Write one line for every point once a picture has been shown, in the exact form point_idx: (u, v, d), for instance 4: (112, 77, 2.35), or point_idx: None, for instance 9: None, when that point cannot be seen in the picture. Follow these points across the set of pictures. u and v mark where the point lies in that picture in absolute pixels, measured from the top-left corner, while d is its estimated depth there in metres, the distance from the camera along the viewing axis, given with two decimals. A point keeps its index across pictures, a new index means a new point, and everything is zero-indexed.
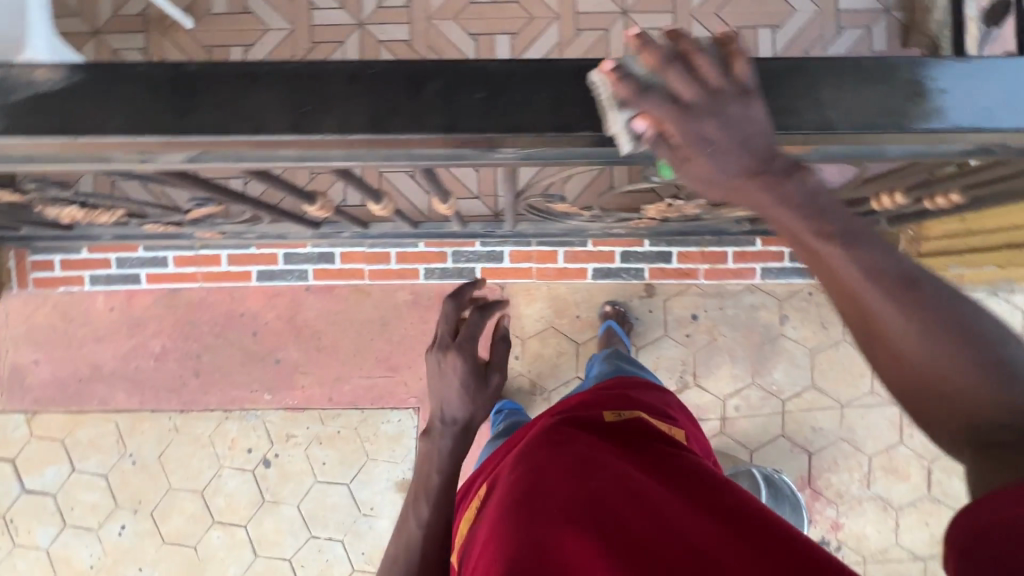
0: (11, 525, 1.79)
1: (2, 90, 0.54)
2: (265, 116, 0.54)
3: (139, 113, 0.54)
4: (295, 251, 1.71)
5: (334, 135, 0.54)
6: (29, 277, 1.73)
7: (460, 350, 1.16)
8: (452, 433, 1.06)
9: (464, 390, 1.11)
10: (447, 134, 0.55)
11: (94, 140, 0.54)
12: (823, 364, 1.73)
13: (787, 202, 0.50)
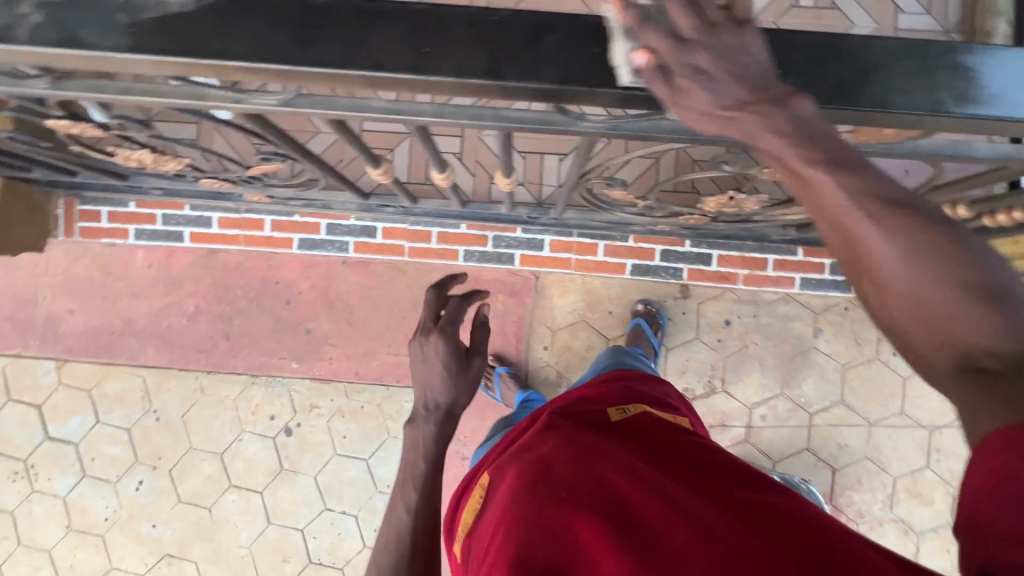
0: (31, 470, 1.80)
1: (134, 9, 0.55)
2: (386, 55, 0.55)
3: (263, 41, 0.55)
4: (338, 222, 1.72)
5: (451, 78, 0.55)
6: (75, 226, 1.75)
7: (442, 332, 0.96)
8: (434, 420, 0.92)
9: (446, 375, 0.94)
10: (560, 86, 0.55)
11: (216, 64, 0.55)
12: (854, 381, 1.71)
13: (777, 130, 0.49)
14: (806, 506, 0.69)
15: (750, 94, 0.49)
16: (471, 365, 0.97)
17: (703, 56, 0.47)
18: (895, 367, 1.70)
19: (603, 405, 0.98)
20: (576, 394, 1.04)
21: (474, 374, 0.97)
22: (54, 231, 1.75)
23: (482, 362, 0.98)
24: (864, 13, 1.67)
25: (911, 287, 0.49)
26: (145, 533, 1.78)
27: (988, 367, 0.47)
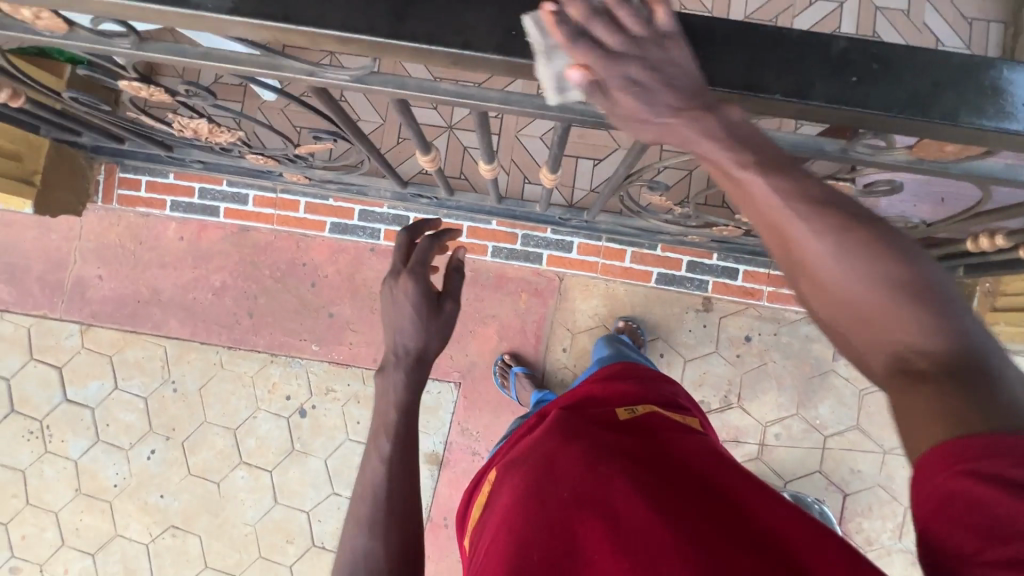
0: (46, 431, 1.81)
1: None
2: (474, 34, 0.57)
3: (356, 13, 0.57)
4: (372, 209, 1.75)
5: (534, 62, 0.57)
6: (114, 193, 1.78)
7: (413, 274, 0.91)
8: (404, 366, 0.88)
9: (416, 318, 0.89)
10: None
11: (309, 32, 0.57)
12: (871, 407, 1.70)
13: (711, 136, 0.53)
14: (774, 507, 0.68)
15: (681, 102, 0.53)
16: (442, 310, 0.92)
17: (634, 68, 0.52)
18: None
19: (611, 404, 0.97)
20: (585, 394, 1.02)
21: (445, 320, 0.92)
22: (92, 196, 1.79)
23: (454, 308, 0.93)
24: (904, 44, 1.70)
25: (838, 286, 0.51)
26: (152, 502, 1.79)
27: (920, 370, 0.47)
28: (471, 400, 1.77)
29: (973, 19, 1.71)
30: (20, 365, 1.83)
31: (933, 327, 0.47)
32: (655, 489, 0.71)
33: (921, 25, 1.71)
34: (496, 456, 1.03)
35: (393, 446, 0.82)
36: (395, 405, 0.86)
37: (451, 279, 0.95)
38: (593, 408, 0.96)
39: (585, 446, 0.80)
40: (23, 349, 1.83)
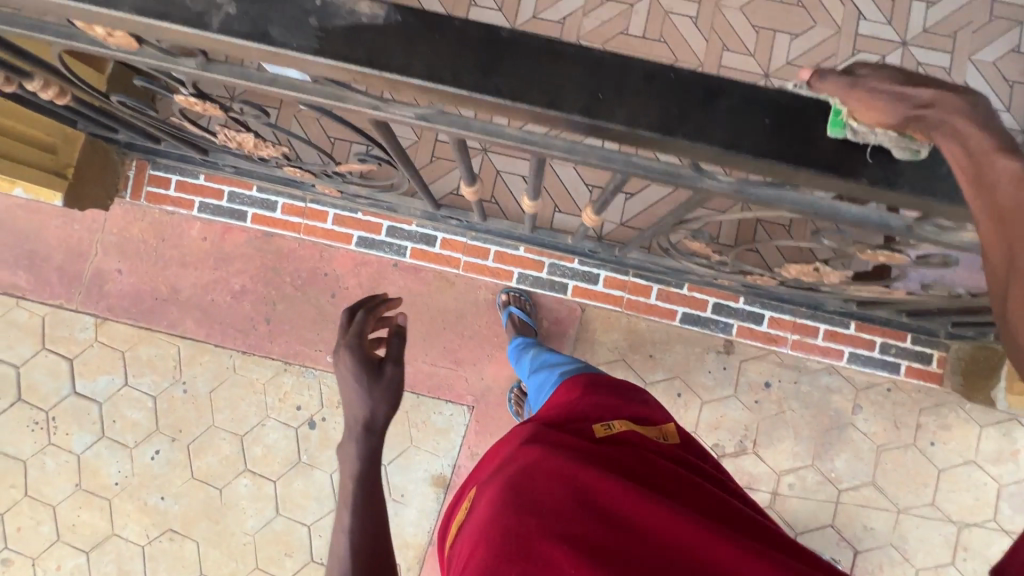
0: (52, 423, 1.79)
1: (325, 14, 0.57)
2: (562, 94, 0.56)
3: (443, 62, 0.56)
4: (400, 226, 1.73)
5: (622, 127, 0.56)
6: (143, 189, 1.78)
7: (350, 348, 0.97)
8: (357, 434, 0.90)
9: (357, 387, 0.93)
10: (728, 150, 0.56)
11: (395, 78, 0.56)
12: (888, 464, 1.68)
13: (979, 117, 0.50)
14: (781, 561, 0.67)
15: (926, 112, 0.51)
16: (384, 375, 0.95)
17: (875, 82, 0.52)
18: (932, 457, 1.67)
19: (588, 418, 0.97)
20: (565, 412, 1.01)
21: (387, 386, 0.95)
22: (121, 191, 1.78)
23: (396, 371, 0.97)
24: None
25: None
26: (152, 504, 1.76)
27: None
28: (483, 425, 1.74)
29: (1014, 82, 1.70)
30: (32, 353, 1.81)
31: None
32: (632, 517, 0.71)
33: (962, 83, 1.71)
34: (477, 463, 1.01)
35: (351, 514, 0.81)
36: (360, 450, 0.88)
37: (392, 345, 0.99)
38: (573, 424, 0.95)
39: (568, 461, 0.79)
40: (36, 337, 1.81)
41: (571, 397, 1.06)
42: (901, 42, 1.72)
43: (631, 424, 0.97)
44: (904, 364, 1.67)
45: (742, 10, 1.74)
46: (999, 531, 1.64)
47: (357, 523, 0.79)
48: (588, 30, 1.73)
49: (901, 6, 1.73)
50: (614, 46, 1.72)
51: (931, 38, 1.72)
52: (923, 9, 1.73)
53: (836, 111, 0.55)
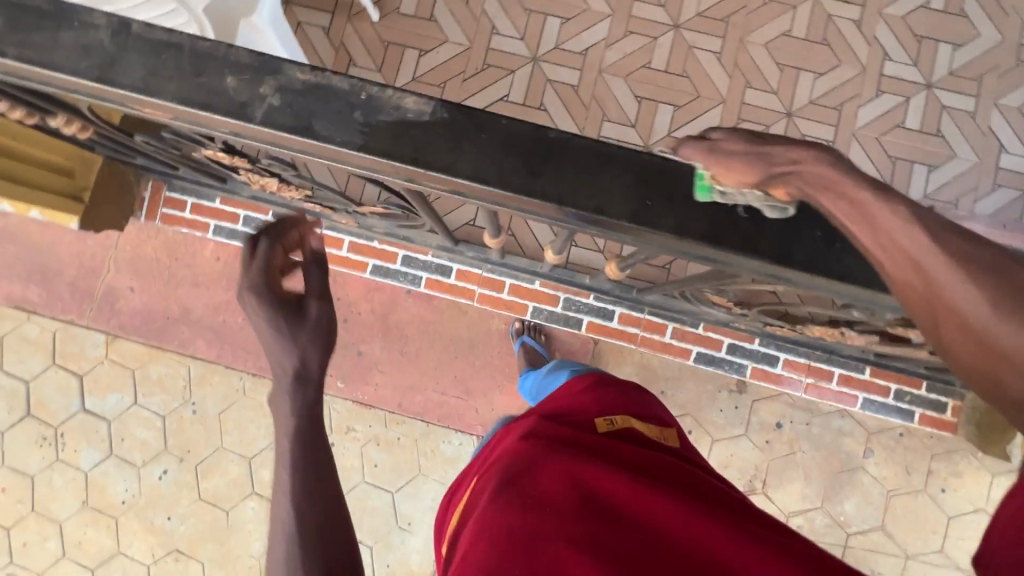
0: (60, 439, 1.79)
1: (372, 109, 0.56)
2: (610, 199, 0.55)
3: (491, 163, 0.55)
4: (415, 255, 1.72)
5: (670, 234, 0.55)
6: (158, 210, 1.77)
7: (257, 288, 0.75)
8: (288, 387, 0.76)
9: (277, 332, 0.76)
10: (778, 263, 0.55)
11: (441, 177, 0.55)
12: (897, 509, 1.67)
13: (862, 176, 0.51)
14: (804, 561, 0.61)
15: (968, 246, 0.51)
16: (306, 316, 0.77)
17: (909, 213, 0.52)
18: (942, 504, 1.67)
19: (586, 416, 0.92)
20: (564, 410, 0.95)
21: (314, 326, 0.78)
22: (136, 212, 1.76)
23: (322, 308, 0.79)
24: (968, 146, 1.68)
25: (974, 319, 0.49)
26: (159, 524, 1.76)
27: None
28: None
29: None
30: (42, 368, 1.81)
31: None
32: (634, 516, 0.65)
33: (986, 128, 1.69)
34: (475, 457, 0.97)
35: (293, 477, 0.70)
36: (300, 409, 0.75)
37: (310, 277, 0.78)
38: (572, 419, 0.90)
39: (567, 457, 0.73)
40: (46, 353, 1.81)
41: (574, 394, 0.98)
42: (926, 84, 1.71)
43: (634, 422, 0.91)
44: (919, 412, 1.66)
45: (766, 47, 1.72)
46: None
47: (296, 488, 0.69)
48: (610, 63, 1.71)
49: (928, 47, 1.71)
50: (636, 79, 1.71)
51: (957, 81, 1.71)
52: (950, 51, 1.71)
53: (701, 177, 0.54)
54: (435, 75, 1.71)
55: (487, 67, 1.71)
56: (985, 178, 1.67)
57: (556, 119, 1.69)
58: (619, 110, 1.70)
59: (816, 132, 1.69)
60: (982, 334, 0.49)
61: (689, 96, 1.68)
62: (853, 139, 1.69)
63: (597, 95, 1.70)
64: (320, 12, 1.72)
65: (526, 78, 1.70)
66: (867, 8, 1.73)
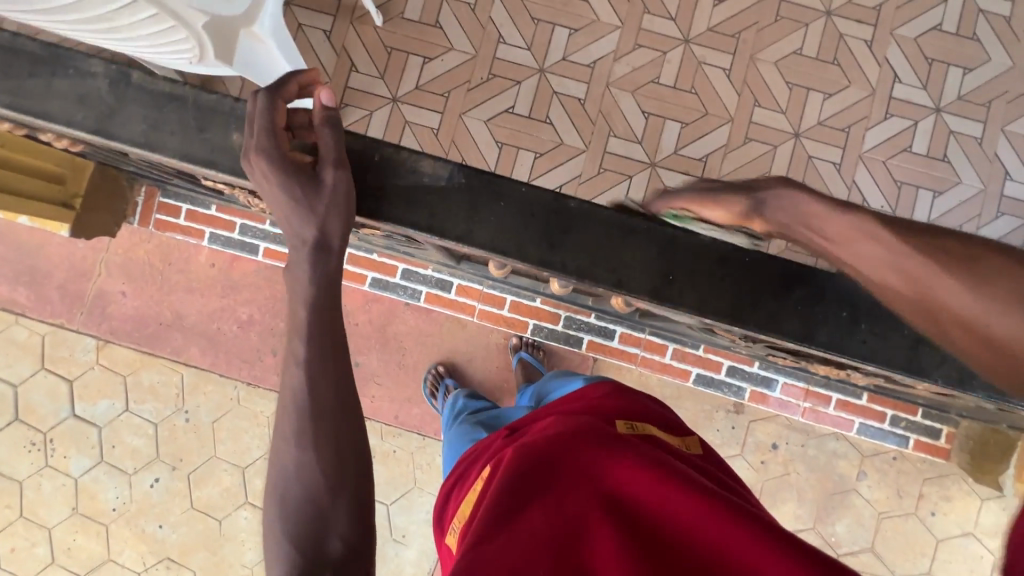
0: (49, 444, 1.76)
1: (402, 176, 0.63)
2: (633, 274, 0.61)
3: (513, 234, 0.62)
4: (416, 269, 1.69)
5: (693, 307, 0.61)
6: (152, 216, 1.72)
7: (264, 148, 0.60)
8: (306, 258, 0.64)
9: (291, 202, 0.61)
10: (801, 342, 0.62)
11: (463, 245, 0.62)
12: (888, 532, 1.69)
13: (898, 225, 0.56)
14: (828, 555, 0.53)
15: None
16: (323, 183, 0.63)
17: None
18: (932, 527, 1.69)
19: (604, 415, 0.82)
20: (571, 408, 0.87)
21: (337, 196, 0.63)
22: (129, 217, 1.72)
23: (341, 173, 0.63)
24: (974, 172, 1.67)
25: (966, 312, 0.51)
26: (150, 531, 1.75)
27: None
28: None
29: None
30: (30, 373, 1.78)
31: None
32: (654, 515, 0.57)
33: (992, 155, 1.68)
34: (481, 449, 0.90)
35: (307, 345, 0.65)
36: (311, 295, 0.65)
37: (327, 135, 0.63)
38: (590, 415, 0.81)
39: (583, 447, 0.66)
40: (35, 357, 1.78)
41: (596, 398, 0.88)
42: (934, 108, 1.69)
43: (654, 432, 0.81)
44: (913, 438, 1.68)
45: (776, 65, 1.70)
46: None
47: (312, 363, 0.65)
48: (618, 77, 1.68)
49: (939, 70, 1.70)
50: (644, 94, 1.68)
51: (965, 106, 1.69)
52: (960, 74, 1.69)
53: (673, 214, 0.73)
54: (439, 84, 1.67)
55: (492, 77, 1.68)
56: (989, 205, 1.66)
57: (562, 133, 1.66)
58: (626, 126, 1.67)
59: (823, 153, 1.68)
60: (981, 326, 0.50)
61: (697, 114, 1.66)
62: (860, 162, 1.68)
63: (603, 110, 1.67)
64: (322, 14, 1.67)
65: (532, 90, 1.67)
66: (880, 27, 1.70)
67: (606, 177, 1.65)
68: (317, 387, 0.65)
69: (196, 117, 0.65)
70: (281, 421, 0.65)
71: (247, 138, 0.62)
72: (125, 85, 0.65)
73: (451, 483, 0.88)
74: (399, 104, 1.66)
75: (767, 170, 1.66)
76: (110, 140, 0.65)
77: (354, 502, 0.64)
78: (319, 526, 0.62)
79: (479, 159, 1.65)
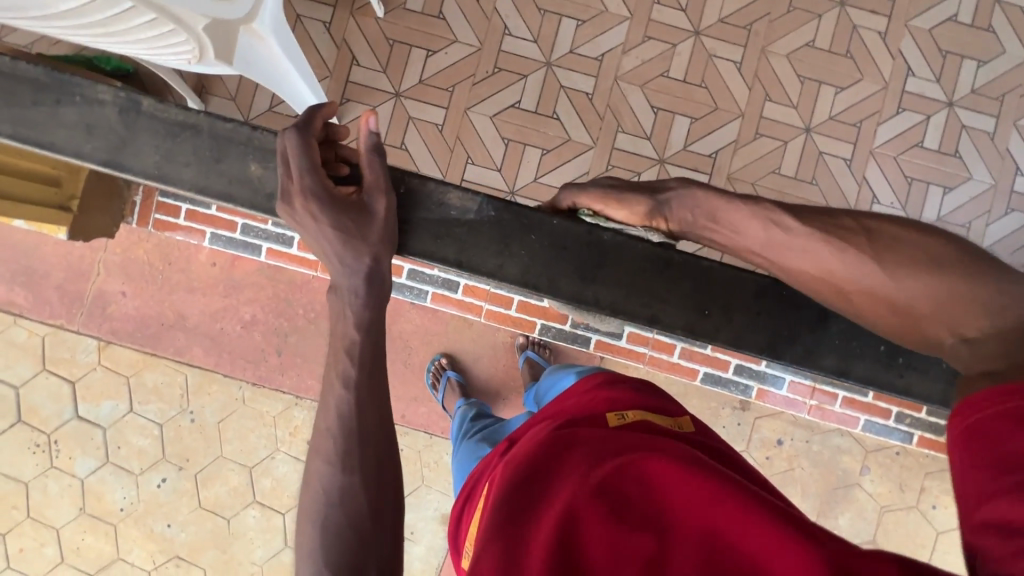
0: (54, 445, 1.75)
1: (456, 217, 0.78)
2: (671, 313, 0.78)
3: (552, 270, 0.78)
4: (422, 269, 1.66)
5: (731, 339, 0.78)
6: (150, 216, 1.68)
7: (311, 190, 0.70)
8: (362, 286, 0.71)
9: (343, 234, 0.70)
10: (842, 376, 0.78)
11: (504, 278, 0.78)
12: (889, 524, 1.72)
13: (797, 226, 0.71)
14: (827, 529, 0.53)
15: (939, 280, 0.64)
16: (373, 212, 0.73)
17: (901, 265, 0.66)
18: (932, 519, 1.71)
19: (595, 410, 0.82)
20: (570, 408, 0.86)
21: (382, 221, 0.73)
22: (127, 218, 1.68)
23: (388, 201, 0.74)
24: (985, 167, 1.66)
25: (869, 284, 0.67)
26: (158, 531, 1.75)
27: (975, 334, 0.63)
28: None
29: None
30: (31, 374, 1.76)
31: (977, 303, 0.63)
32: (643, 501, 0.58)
33: (1004, 150, 1.66)
34: (485, 464, 0.89)
35: (357, 370, 0.69)
36: (363, 319, 0.71)
37: (372, 166, 0.73)
38: (579, 413, 0.81)
39: (570, 451, 0.67)
40: (36, 359, 1.76)
41: (585, 394, 0.88)
42: (948, 102, 1.66)
43: (646, 415, 0.80)
44: (917, 434, 1.69)
45: (788, 58, 1.66)
46: None
47: (361, 384, 0.68)
48: (627, 70, 1.64)
49: (953, 63, 1.66)
50: (653, 88, 1.64)
51: (979, 100, 1.66)
52: (974, 68, 1.66)
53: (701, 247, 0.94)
54: (444, 78, 1.63)
55: (498, 71, 1.63)
56: (999, 202, 1.65)
57: (569, 129, 1.63)
58: (634, 122, 1.63)
59: (834, 149, 1.65)
60: (885, 293, 0.67)
61: (707, 109, 1.62)
62: (871, 158, 1.65)
63: (612, 106, 1.63)
64: (322, 5, 1.62)
65: (539, 84, 1.63)
66: (894, 19, 1.66)
67: (614, 174, 1.62)
68: (365, 415, 0.67)
69: (211, 147, 0.76)
70: (320, 445, 0.67)
71: (291, 181, 0.71)
72: (137, 114, 0.76)
73: (460, 503, 0.87)
74: (402, 99, 1.62)
75: (778, 166, 1.64)
76: (122, 170, 0.76)
77: (396, 529, 0.65)
78: (368, 555, 0.62)
79: (485, 156, 1.62)
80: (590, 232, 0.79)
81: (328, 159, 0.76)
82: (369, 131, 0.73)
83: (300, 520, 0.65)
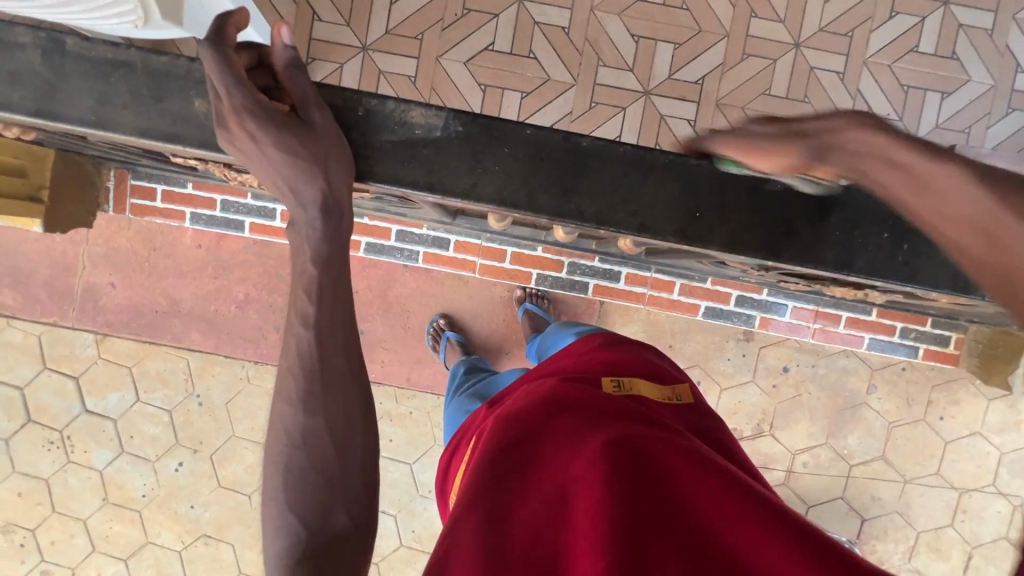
0: (68, 441, 1.77)
1: (428, 134, 0.74)
2: (659, 217, 0.75)
3: (530, 182, 0.75)
4: (411, 230, 1.62)
5: (726, 241, 0.76)
6: (127, 201, 1.63)
7: (246, 107, 0.66)
8: (318, 216, 0.69)
9: (290, 155, 0.68)
10: (844, 268, 0.76)
11: (483, 198, 0.75)
12: (898, 439, 1.74)
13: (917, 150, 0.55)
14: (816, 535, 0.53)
15: None
16: (313, 125, 0.70)
17: None
18: (940, 430, 1.73)
19: (591, 373, 0.82)
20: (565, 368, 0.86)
21: (327, 133, 0.70)
22: (103, 205, 1.63)
23: (325, 114, 0.71)
24: (984, 68, 1.58)
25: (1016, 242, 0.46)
26: (182, 513, 1.78)
27: None
28: None
29: None
30: (34, 374, 1.75)
31: None
32: (632, 471, 0.57)
33: (1004, 47, 1.58)
34: (474, 414, 0.90)
35: (317, 307, 0.67)
36: (320, 252, 0.69)
37: (298, 83, 0.70)
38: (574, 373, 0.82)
39: (563, 422, 0.67)
40: (35, 358, 1.75)
41: (575, 360, 0.88)
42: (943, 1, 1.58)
43: (640, 385, 0.80)
44: (923, 347, 1.69)
45: None
46: (997, 494, 1.74)
47: (322, 318, 0.67)
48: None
49: None
50: (632, 16, 1.55)
51: None
52: None
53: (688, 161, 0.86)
54: (411, 26, 1.54)
55: (467, 12, 1.55)
56: (999, 102, 1.59)
57: (548, 68, 1.55)
58: (615, 53, 1.56)
59: (826, 63, 1.58)
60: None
61: (690, 32, 1.54)
62: (865, 69, 1.58)
63: (591, 39, 1.55)
64: None
65: (512, 23, 1.54)
66: None
67: (598, 112, 1.55)
68: (326, 350, 0.67)
69: (148, 85, 0.72)
70: (282, 386, 0.66)
71: (222, 103, 0.66)
72: (62, 56, 0.72)
73: (449, 453, 0.89)
74: (370, 52, 1.54)
75: (768, 87, 1.57)
76: (56, 120, 0.72)
77: (365, 471, 0.66)
78: (334, 492, 0.63)
79: (463, 105, 1.55)
80: (567, 139, 0.75)
81: (266, 85, 0.72)
82: (284, 46, 0.69)
83: (266, 470, 0.65)
